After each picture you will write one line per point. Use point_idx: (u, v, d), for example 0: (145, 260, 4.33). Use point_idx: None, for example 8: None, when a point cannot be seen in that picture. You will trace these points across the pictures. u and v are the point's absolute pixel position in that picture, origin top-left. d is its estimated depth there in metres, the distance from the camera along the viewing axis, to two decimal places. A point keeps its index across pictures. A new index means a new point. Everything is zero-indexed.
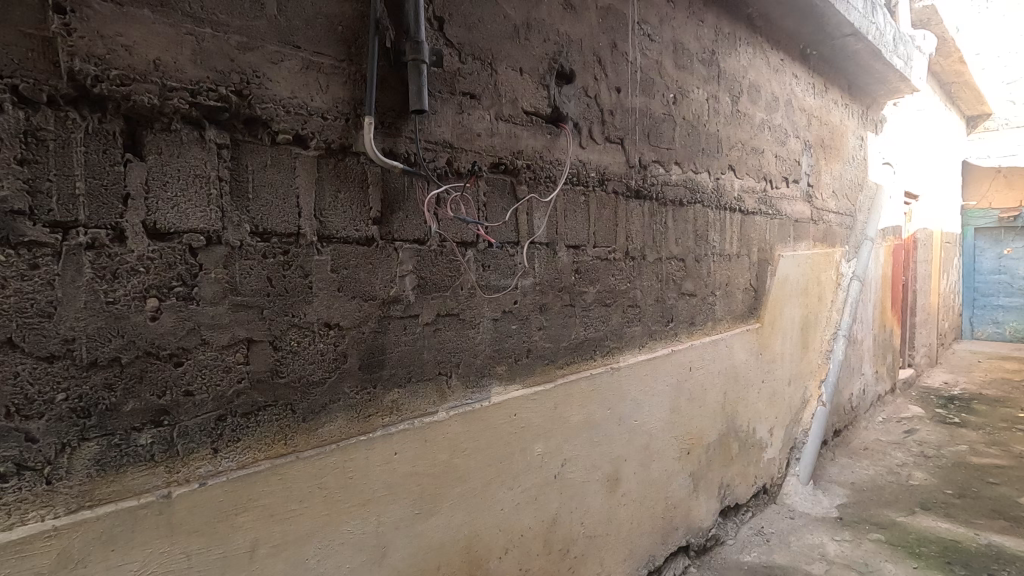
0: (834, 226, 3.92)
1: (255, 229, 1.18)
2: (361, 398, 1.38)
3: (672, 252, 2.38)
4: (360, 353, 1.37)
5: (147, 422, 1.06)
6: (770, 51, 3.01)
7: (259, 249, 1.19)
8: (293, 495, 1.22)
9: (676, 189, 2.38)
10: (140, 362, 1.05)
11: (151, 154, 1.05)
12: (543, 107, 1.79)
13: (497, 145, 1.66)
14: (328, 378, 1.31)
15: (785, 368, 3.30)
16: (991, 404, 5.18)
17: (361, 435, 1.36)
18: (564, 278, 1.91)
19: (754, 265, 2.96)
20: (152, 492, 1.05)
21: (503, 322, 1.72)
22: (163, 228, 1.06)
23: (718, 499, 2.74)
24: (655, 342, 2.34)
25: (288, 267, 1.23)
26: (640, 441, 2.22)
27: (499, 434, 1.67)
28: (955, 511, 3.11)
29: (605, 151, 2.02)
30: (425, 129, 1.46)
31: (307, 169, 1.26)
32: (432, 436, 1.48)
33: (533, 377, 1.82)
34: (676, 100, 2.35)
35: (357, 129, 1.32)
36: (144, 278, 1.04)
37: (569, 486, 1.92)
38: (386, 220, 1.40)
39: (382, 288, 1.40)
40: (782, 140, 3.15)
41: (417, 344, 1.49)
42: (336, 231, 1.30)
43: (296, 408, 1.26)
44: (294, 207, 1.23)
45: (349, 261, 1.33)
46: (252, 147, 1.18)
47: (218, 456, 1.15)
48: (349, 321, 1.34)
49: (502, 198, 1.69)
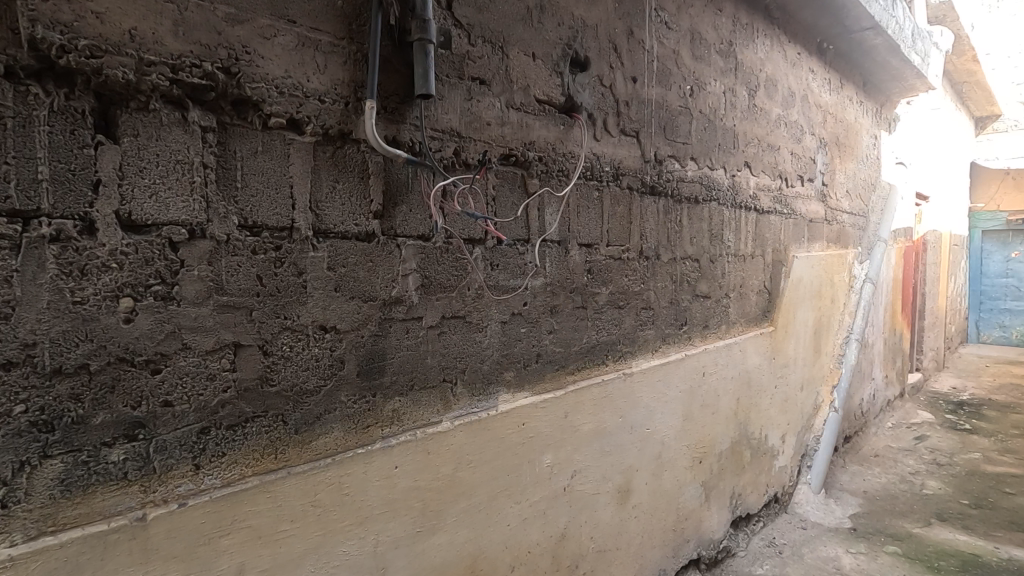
0: (847, 227, 3.81)
1: (244, 222, 1.07)
2: (359, 407, 1.26)
3: (687, 252, 2.27)
4: (359, 358, 1.26)
5: (120, 436, 0.95)
6: (787, 45, 2.89)
7: (248, 244, 1.07)
8: (284, 515, 1.11)
9: (692, 186, 2.26)
10: (111, 370, 0.93)
11: (126, 137, 0.94)
12: (556, 95, 1.68)
13: (507, 135, 1.54)
14: (323, 386, 1.20)
15: (798, 373, 3.19)
16: (1002, 409, 5.08)
17: (358, 447, 1.25)
18: (576, 279, 1.79)
19: (768, 266, 2.86)
20: (126, 514, 0.94)
21: (512, 324, 1.61)
22: (139, 220, 0.95)
23: (729, 509, 2.63)
24: (668, 347, 2.23)
25: (281, 264, 1.12)
26: (652, 450, 2.11)
27: (507, 445, 1.56)
28: (972, 523, 3.02)
29: (620, 143, 1.91)
30: (431, 115, 1.35)
31: (302, 157, 1.14)
32: (434, 448, 1.37)
33: (543, 383, 1.71)
34: (692, 93, 2.24)
35: (358, 114, 1.21)
36: (116, 276, 0.93)
37: (579, 498, 1.81)
38: (388, 215, 1.28)
39: (382, 288, 1.28)
40: (797, 137, 3.04)
41: (420, 349, 1.38)
42: (333, 225, 1.19)
43: (288, 420, 1.15)
44: (287, 199, 1.12)
45: (348, 258, 1.22)
46: (242, 131, 1.07)
47: (201, 473, 1.04)
48: (347, 324, 1.23)
49: (512, 192, 1.58)
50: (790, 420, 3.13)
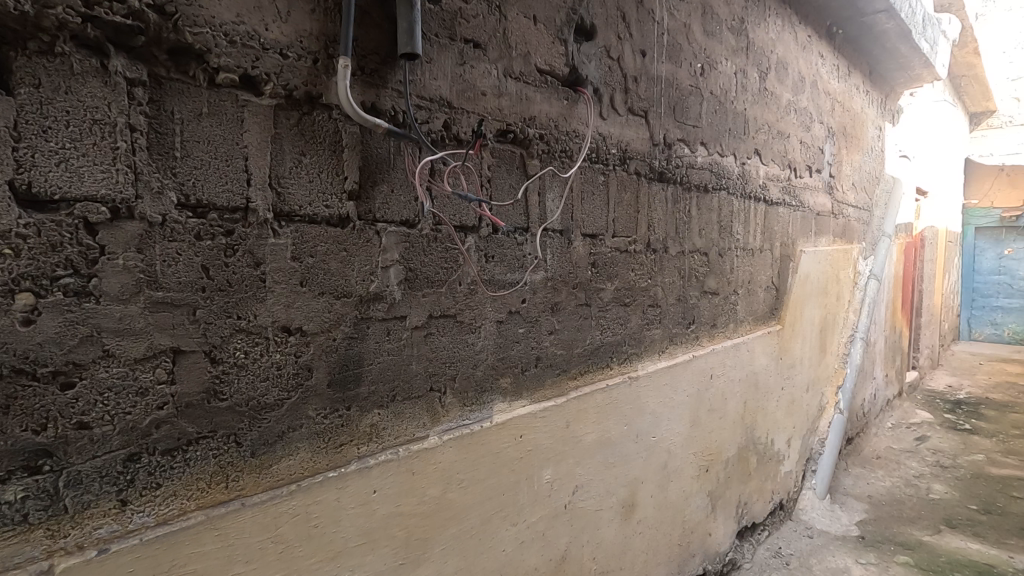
0: (853, 221, 3.66)
1: (184, 200, 0.87)
2: (331, 423, 1.07)
3: (695, 245, 2.10)
4: (331, 366, 1.06)
5: (18, 469, 0.75)
6: (798, 26, 2.73)
7: (190, 227, 0.87)
8: (237, 555, 0.92)
9: (701, 173, 2.09)
10: (5, 386, 0.73)
11: (24, 87, 0.73)
12: (559, 66, 1.49)
13: (505, 108, 1.35)
14: (286, 400, 1.00)
15: (804, 373, 3.05)
16: (999, 408, 5.01)
17: (330, 470, 1.06)
18: (579, 273, 1.61)
19: (777, 261, 2.70)
20: (26, 568, 0.74)
21: (509, 324, 1.42)
22: (41, 194, 0.75)
23: (735, 518, 2.47)
24: (675, 347, 2.06)
25: (232, 253, 0.92)
26: (659, 459, 1.94)
27: (503, 461, 1.38)
28: (983, 530, 2.89)
29: (627, 124, 1.72)
30: (417, 80, 1.15)
31: (259, 123, 0.94)
32: (420, 467, 1.19)
33: (543, 390, 1.53)
34: (703, 71, 2.06)
35: (329, 74, 1.01)
36: (11, 265, 0.73)
37: (581, 516, 1.63)
38: (366, 196, 1.09)
39: (357, 282, 1.09)
40: (806, 124, 2.88)
41: (403, 353, 1.18)
42: (298, 207, 0.99)
43: (242, 441, 0.95)
44: (240, 173, 0.92)
45: (317, 246, 1.02)
46: (183, 88, 0.87)
47: (128, 510, 0.84)
48: (315, 325, 1.03)
49: (510, 173, 1.39)
50: (796, 423, 2.99)
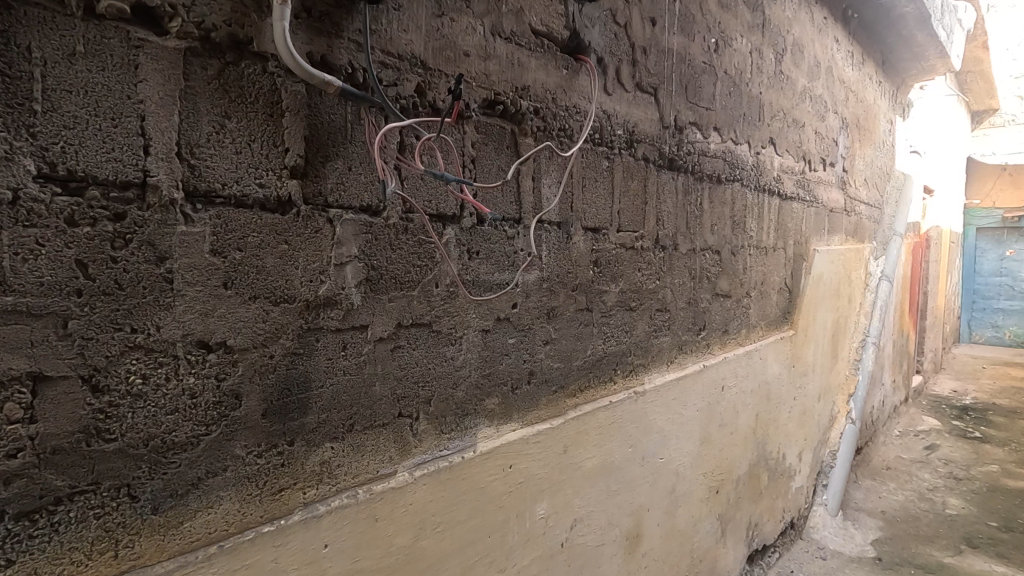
0: (864, 219, 3.46)
1: (49, 172, 0.63)
2: (266, 463, 0.84)
3: (707, 242, 1.88)
4: (266, 391, 0.83)
5: None
6: (814, 7, 2.52)
7: (57, 208, 0.64)
8: None
9: (714, 162, 1.87)
10: None
11: None
12: (558, 28, 1.26)
13: (492, 74, 1.13)
14: (204, 437, 0.77)
15: (816, 381, 2.85)
16: (1008, 414, 4.84)
17: (265, 523, 0.83)
18: (579, 272, 1.38)
19: (790, 261, 2.49)
20: None
21: (497, 333, 1.19)
22: None
23: (746, 542, 2.26)
24: (685, 357, 1.84)
25: (123, 244, 0.69)
26: (666, 483, 1.72)
27: (489, 497, 1.15)
28: (1006, 551, 2.69)
29: (634, 101, 1.50)
30: (382, 31, 0.93)
31: (162, 72, 0.71)
32: (385, 513, 0.95)
33: (537, 411, 1.30)
34: (717, 47, 1.84)
35: (261, 14, 0.78)
36: None
37: (579, 555, 1.40)
38: (314, 173, 0.86)
39: (302, 284, 0.85)
40: (821, 113, 2.67)
41: (364, 372, 0.95)
42: (220, 183, 0.76)
43: (138, 494, 0.72)
44: (134, 137, 0.69)
45: (247, 235, 0.79)
46: (44, 16, 0.63)
47: None
48: (244, 340, 0.80)
49: (499, 153, 1.16)
50: (807, 435, 2.78)
